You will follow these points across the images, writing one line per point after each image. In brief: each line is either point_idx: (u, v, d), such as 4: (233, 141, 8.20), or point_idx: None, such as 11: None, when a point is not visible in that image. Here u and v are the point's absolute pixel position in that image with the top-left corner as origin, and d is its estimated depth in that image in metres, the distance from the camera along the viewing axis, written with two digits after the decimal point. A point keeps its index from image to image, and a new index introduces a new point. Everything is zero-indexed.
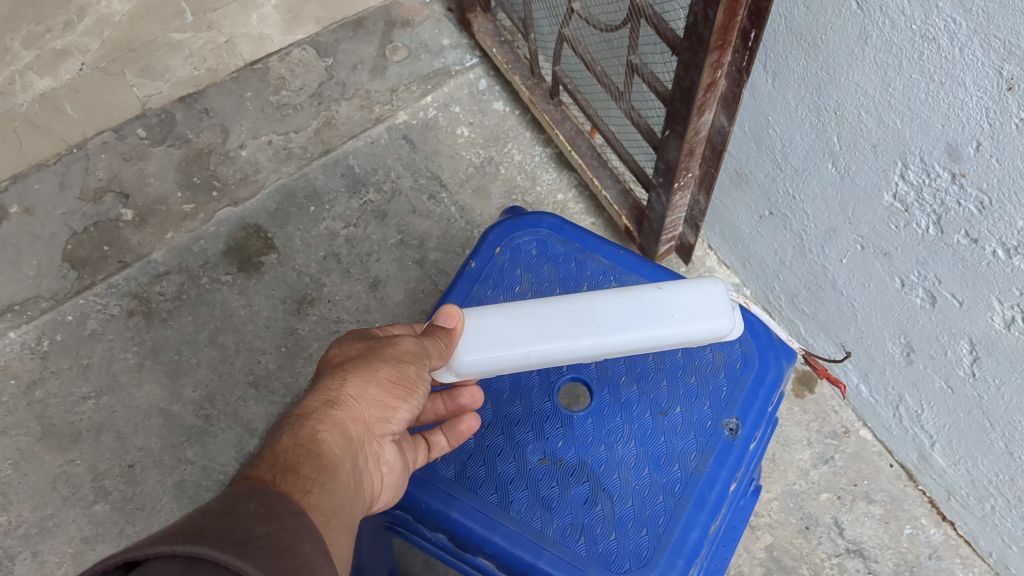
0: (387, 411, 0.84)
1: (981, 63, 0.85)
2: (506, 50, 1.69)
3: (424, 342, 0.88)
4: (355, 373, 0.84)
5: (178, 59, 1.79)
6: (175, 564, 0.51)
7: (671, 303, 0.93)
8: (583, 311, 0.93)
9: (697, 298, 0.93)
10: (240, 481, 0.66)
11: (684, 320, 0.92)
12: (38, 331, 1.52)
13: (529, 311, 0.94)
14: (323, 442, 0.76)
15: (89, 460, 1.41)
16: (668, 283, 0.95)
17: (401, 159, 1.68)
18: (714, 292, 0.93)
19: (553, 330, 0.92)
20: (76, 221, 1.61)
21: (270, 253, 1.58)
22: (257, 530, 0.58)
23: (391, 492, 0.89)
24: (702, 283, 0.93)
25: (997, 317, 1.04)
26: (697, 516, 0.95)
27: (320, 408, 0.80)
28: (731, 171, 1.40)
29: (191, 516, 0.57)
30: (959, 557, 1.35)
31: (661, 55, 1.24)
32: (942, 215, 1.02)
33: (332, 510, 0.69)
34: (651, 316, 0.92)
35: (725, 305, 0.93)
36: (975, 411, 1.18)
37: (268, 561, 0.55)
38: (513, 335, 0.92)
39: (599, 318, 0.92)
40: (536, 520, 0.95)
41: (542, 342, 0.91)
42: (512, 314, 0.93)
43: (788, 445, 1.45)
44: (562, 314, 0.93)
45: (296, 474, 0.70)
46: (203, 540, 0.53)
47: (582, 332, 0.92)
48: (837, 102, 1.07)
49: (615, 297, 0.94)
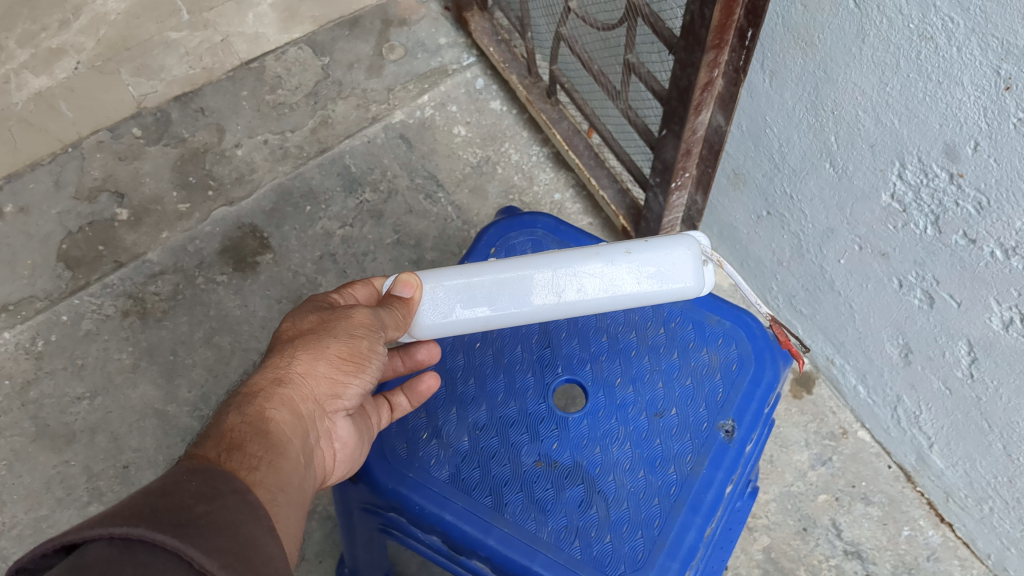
0: (339, 387, 0.83)
1: (978, 63, 0.84)
2: (503, 49, 1.68)
3: (382, 315, 0.87)
4: (306, 348, 0.82)
5: (174, 57, 1.79)
6: (111, 547, 0.50)
7: (635, 270, 0.93)
8: (543, 278, 0.94)
9: (664, 263, 0.94)
10: (184, 460, 0.65)
11: (647, 287, 0.94)
12: (33, 331, 1.51)
13: (491, 275, 0.94)
14: (270, 420, 0.75)
15: (83, 461, 1.41)
16: (636, 246, 0.94)
17: (398, 159, 1.67)
18: (682, 257, 0.94)
19: (514, 298, 0.94)
20: (70, 220, 1.60)
21: (265, 253, 1.58)
22: (200, 510, 0.56)
23: (344, 466, 0.89)
24: (671, 247, 0.94)
25: (995, 317, 1.03)
26: (692, 519, 0.94)
27: (267, 386, 0.78)
28: (729, 171, 1.39)
29: (132, 497, 0.56)
30: (957, 559, 1.35)
31: (659, 54, 1.23)
32: (940, 215, 1.01)
33: (278, 487, 0.69)
34: (613, 286, 0.93)
35: (692, 269, 0.94)
36: (974, 412, 1.17)
37: (209, 540, 0.54)
38: (474, 299, 0.94)
39: (561, 287, 0.94)
40: (531, 522, 0.94)
41: (502, 308, 0.93)
42: (472, 278, 0.94)
43: (785, 445, 1.45)
44: (523, 280, 0.94)
45: (242, 452, 0.69)
46: (141, 522, 0.52)
47: (542, 301, 0.94)
48: (834, 102, 1.07)
49: (579, 263, 0.94)
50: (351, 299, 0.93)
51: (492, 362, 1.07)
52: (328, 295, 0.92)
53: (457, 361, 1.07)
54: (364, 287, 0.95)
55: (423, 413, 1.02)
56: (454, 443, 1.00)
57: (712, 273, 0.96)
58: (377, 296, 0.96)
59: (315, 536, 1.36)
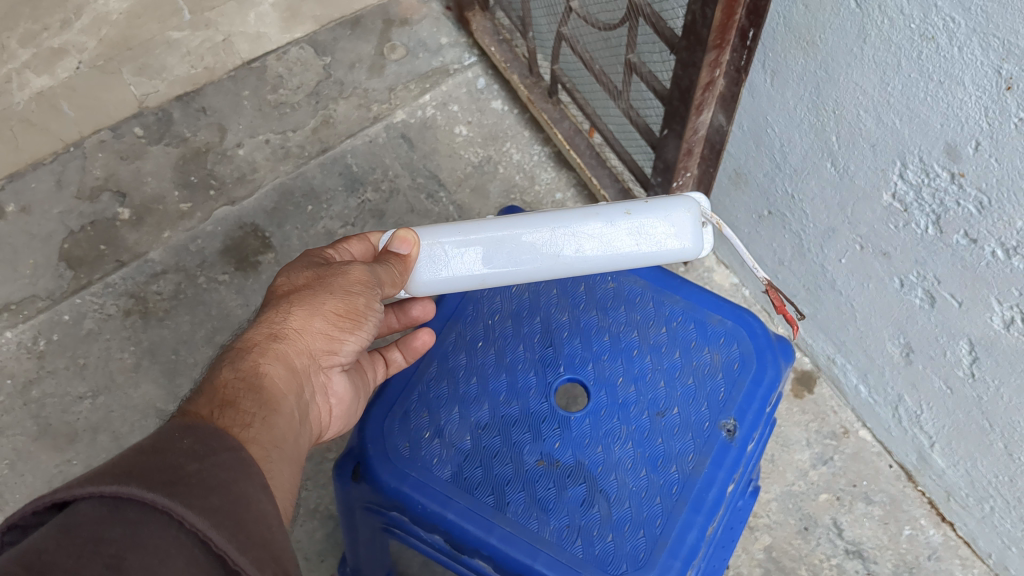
0: (334, 343, 0.84)
1: (980, 63, 0.84)
2: (505, 48, 1.68)
3: (377, 271, 0.88)
4: (301, 302, 0.83)
5: (176, 57, 1.79)
6: (102, 506, 0.50)
7: (637, 231, 0.93)
8: (542, 238, 0.93)
9: (664, 224, 0.93)
10: (176, 417, 0.65)
11: (643, 249, 0.93)
12: (35, 331, 1.51)
13: (488, 233, 0.93)
14: (264, 375, 0.76)
15: (85, 461, 1.41)
16: (638, 206, 0.94)
17: (399, 159, 1.67)
18: (682, 218, 0.93)
19: (511, 257, 0.93)
20: (73, 220, 1.60)
21: (267, 252, 1.58)
22: (192, 467, 0.56)
23: (340, 421, 0.94)
24: (672, 208, 0.92)
25: (996, 317, 1.03)
26: (694, 518, 0.94)
27: (261, 342, 0.79)
28: (731, 171, 1.39)
29: (122, 455, 0.56)
30: (959, 558, 1.35)
31: (660, 54, 1.22)
32: (941, 215, 1.01)
33: (272, 443, 0.69)
34: (610, 247, 0.93)
35: (693, 230, 0.93)
36: (975, 411, 1.17)
37: (201, 498, 0.54)
38: (471, 256, 0.94)
39: (559, 245, 0.93)
40: (533, 522, 0.95)
41: (499, 267, 0.94)
42: (470, 235, 0.94)
43: (786, 445, 1.45)
44: (522, 238, 0.93)
45: (235, 408, 0.69)
46: (131, 480, 0.52)
47: (539, 262, 0.94)
48: (836, 102, 1.07)
49: (578, 222, 0.93)
50: (347, 253, 0.95)
51: (494, 362, 1.07)
52: (325, 249, 0.93)
53: (459, 360, 1.07)
54: (361, 242, 0.96)
55: (425, 413, 1.03)
56: (457, 442, 1.00)
57: (712, 235, 0.96)
58: (373, 251, 0.97)
59: (317, 536, 1.36)
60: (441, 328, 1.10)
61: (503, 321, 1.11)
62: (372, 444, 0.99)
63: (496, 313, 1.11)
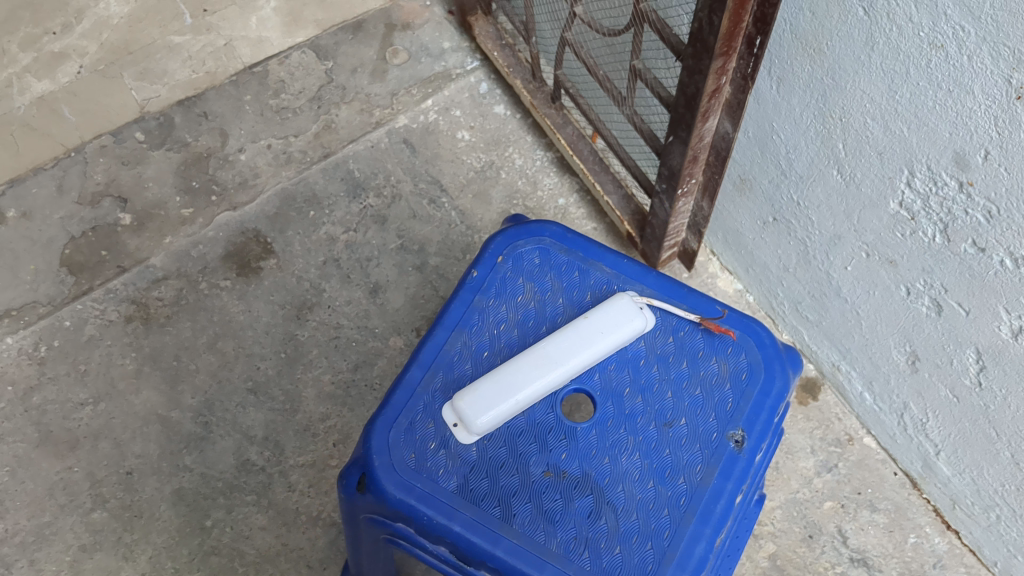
0: None
1: (988, 72, 0.85)
2: (507, 54, 1.67)
3: None
4: None
5: (177, 62, 1.78)
6: None
7: (593, 326, 1.07)
8: (537, 356, 1.05)
9: (609, 316, 1.08)
10: None
11: (614, 335, 1.07)
12: (36, 336, 1.50)
13: (487, 384, 1.02)
14: None
15: (86, 468, 1.41)
16: (586, 313, 1.09)
17: (401, 164, 1.67)
18: (617, 305, 1.09)
19: (517, 381, 1.02)
20: (73, 225, 1.60)
21: (269, 258, 1.58)
22: None
23: None
24: (604, 304, 1.09)
25: (1004, 326, 1.03)
26: (702, 530, 0.96)
27: None
28: (735, 176, 1.38)
29: None
30: (964, 566, 1.34)
31: (665, 60, 1.24)
32: (948, 223, 1.02)
33: None
34: (587, 344, 1.06)
35: (631, 307, 1.08)
36: (982, 421, 1.17)
37: None
38: (485, 397, 1.01)
39: (543, 358, 1.04)
40: (540, 534, 0.95)
41: (514, 393, 1.02)
42: (478, 391, 1.02)
43: (791, 452, 1.43)
44: (516, 367, 1.04)
45: None
46: None
47: (548, 372, 1.03)
48: (842, 108, 1.07)
49: (555, 338, 1.07)
50: None
51: None
52: None
53: (466, 370, 1.06)
54: None
55: (431, 423, 1.02)
56: (463, 453, 1.00)
57: (652, 311, 1.10)
58: None
59: (320, 543, 1.36)
60: (447, 336, 1.08)
61: (509, 331, 1.10)
62: (377, 455, 0.99)
63: (503, 321, 1.10)
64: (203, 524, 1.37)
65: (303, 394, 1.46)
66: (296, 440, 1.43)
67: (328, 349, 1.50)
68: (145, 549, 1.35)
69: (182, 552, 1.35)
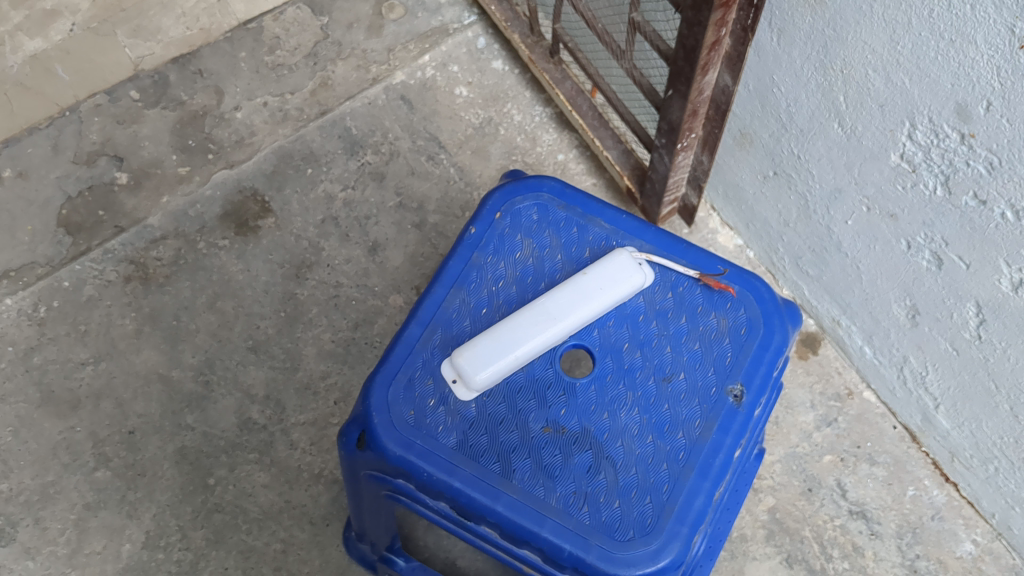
0: None
1: (991, 21, 0.84)
2: (505, 7, 1.64)
3: None
4: None
5: (170, 18, 1.75)
6: None
7: (592, 282, 1.06)
8: (536, 312, 1.04)
9: (609, 272, 1.07)
10: None
11: (613, 291, 1.06)
12: (35, 297, 1.50)
13: (487, 341, 1.02)
14: None
15: (89, 427, 1.41)
16: (585, 269, 1.08)
17: (399, 120, 1.65)
18: (617, 260, 1.08)
19: (517, 337, 1.02)
20: (70, 185, 1.59)
21: (267, 216, 1.57)
22: None
23: None
24: (604, 260, 1.08)
25: (1005, 280, 1.03)
26: (701, 484, 0.96)
27: None
28: (736, 131, 1.36)
29: None
30: (962, 518, 1.35)
31: (664, 13, 1.22)
32: (950, 175, 1.01)
33: None
34: (586, 299, 1.05)
35: (631, 263, 1.08)
36: (981, 373, 1.17)
37: None
38: (485, 353, 1.01)
39: (543, 314, 1.04)
40: (539, 489, 0.96)
41: (515, 348, 1.01)
42: (479, 347, 1.01)
43: (790, 407, 1.43)
44: (516, 323, 1.03)
45: None
46: None
47: (547, 328, 1.03)
48: (844, 60, 1.05)
49: (554, 294, 1.06)
50: None
51: None
52: None
53: (464, 326, 1.06)
54: None
55: (430, 380, 1.02)
56: (462, 410, 1.00)
57: (652, 267, 1.09)
58: None
59: (323, 500, 1.37)
60: (446, 294, 1.08)
61: (508, 287, 1.09)
62: (377, 412, 0.99)
63: (501, 278, 1.10)
64: (206, 482, 1.38)
65: (303, 352, 1.46)
66: (297, 398, 1.43)
67: (328, 308, 1.49)
68: (149, 507, 1.36)
69: (186, 509, 1.36)
